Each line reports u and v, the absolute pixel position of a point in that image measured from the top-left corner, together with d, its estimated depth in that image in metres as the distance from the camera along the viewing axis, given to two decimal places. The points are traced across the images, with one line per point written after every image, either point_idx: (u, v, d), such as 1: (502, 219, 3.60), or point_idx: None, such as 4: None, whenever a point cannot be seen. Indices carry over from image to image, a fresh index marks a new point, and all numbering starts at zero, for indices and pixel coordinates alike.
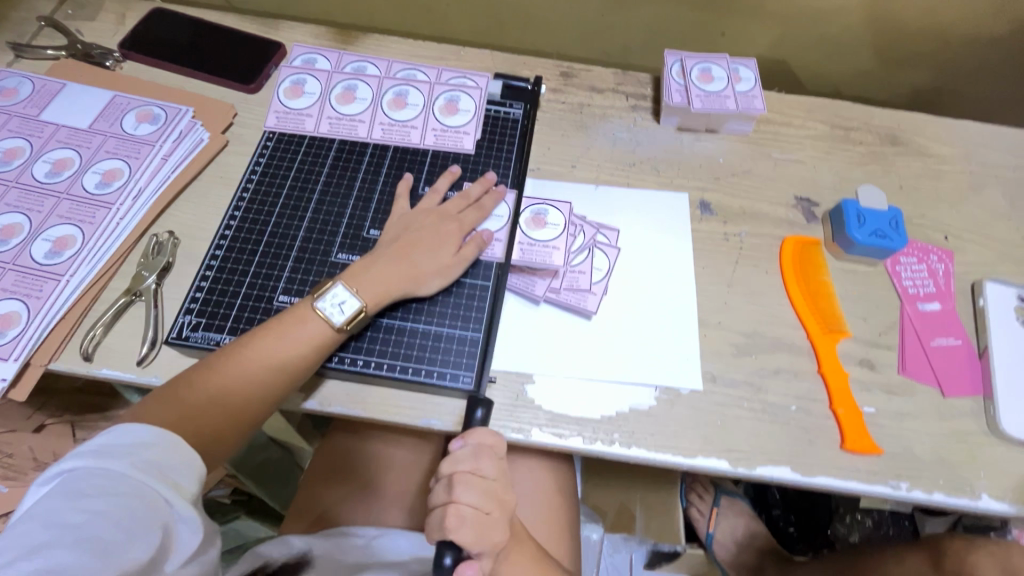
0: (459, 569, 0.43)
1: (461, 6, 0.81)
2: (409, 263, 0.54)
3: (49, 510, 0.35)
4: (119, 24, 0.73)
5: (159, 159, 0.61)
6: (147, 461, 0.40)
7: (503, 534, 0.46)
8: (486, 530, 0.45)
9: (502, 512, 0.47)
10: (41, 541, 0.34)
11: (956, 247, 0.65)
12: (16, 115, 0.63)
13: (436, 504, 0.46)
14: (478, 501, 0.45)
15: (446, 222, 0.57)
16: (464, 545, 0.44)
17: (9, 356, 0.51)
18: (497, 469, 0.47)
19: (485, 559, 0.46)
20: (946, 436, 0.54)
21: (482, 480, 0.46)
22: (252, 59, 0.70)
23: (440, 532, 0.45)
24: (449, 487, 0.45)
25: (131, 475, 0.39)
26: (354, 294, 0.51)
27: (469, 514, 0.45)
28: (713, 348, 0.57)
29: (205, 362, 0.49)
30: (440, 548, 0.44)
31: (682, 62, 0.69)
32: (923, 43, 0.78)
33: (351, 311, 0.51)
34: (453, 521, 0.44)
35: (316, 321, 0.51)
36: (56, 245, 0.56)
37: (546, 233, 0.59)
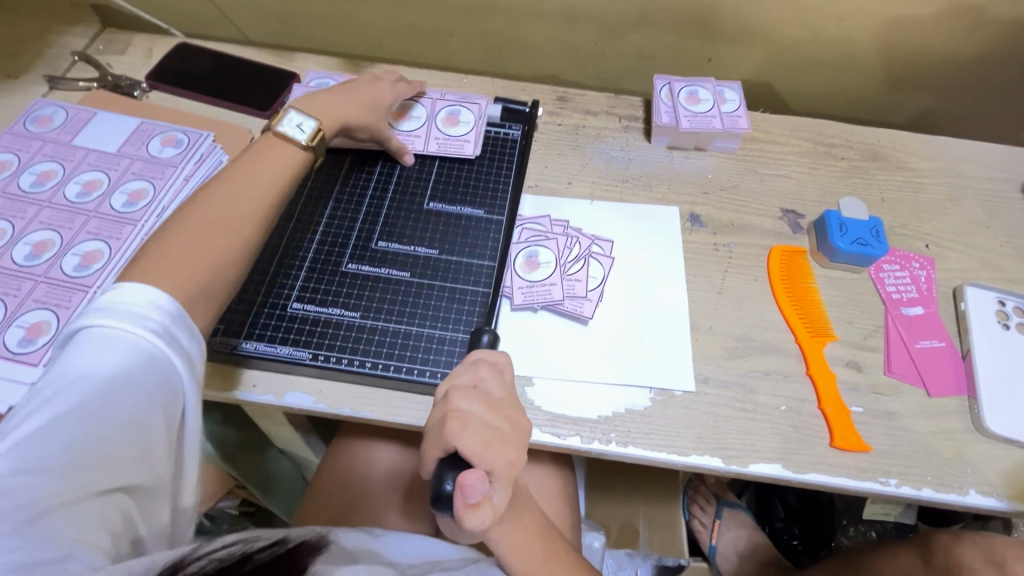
0: (461, 477, 0.38)
1: (463, 38, 0.86)
2: (349, 100, 0.63)
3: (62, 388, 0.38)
4: (147, 58, 0.78)
5: (181, 179, 0.66)
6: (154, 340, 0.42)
7: (514, 451, 0.43)
8: (494, 444, 0.41)
9: (509, 427, 0.43)
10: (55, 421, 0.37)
11: (937, 254, 0.67)
12: (50, 141, 0.67)
13: (434, 423, 0.43)
14: (481, 411, 0.42)
15: (374, 84, 0.67)
16: (468, 455, 0.40)
17: (39, 361, 0.54)
18: (504, 388, 0.46)
19: (499, 479, 0.41)
20: (933, 434, 0.56)
21: (482, 394, 0.44)
22: (268, 88, 0.75)
23: (440, 445, 0.41)
24: (446, 399, 0.43)
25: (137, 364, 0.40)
26: (309, 116, 0.57)
27: (472, 420, 0.42)
28: (705, 352, 0.60)
29: (161, 234, 0.47)
30: (441, 473, 0.40)
31: (671, 85, 0.74)
32: (899, 64, 0.82)
33: (311, 130, 0.57)
34: (455, 426, 0.41)
35: (282, 145, 0.56)
36: (85, 259, 0.60)
37: None
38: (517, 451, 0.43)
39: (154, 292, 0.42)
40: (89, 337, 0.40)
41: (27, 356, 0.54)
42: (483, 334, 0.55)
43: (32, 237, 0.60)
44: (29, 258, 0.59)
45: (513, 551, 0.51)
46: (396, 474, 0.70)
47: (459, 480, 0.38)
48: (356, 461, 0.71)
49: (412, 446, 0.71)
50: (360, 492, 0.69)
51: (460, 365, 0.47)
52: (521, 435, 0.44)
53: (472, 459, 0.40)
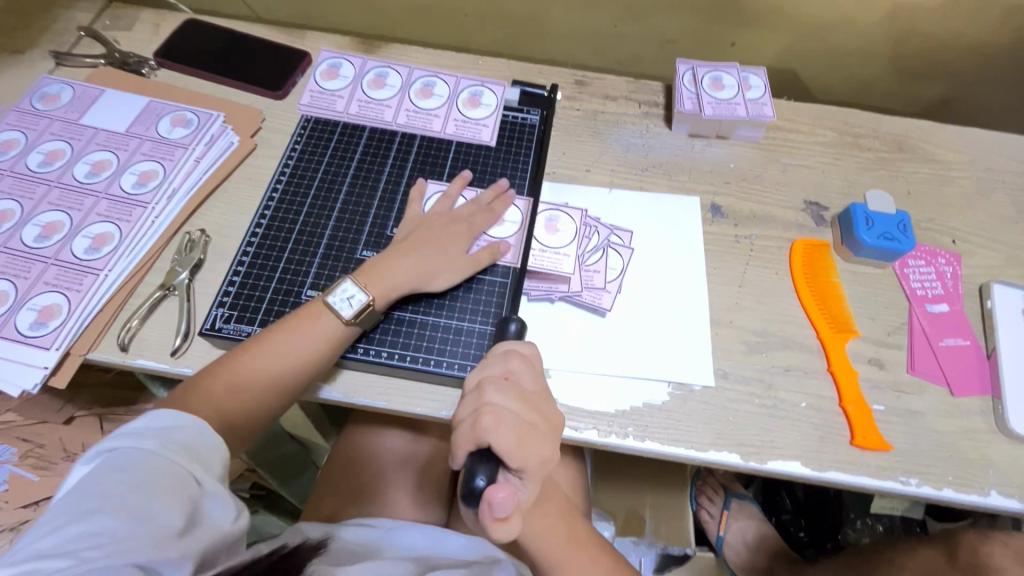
0: (489, 493, 0.37)
1: (479, 17, 0.84)
2: (418, 259, 0.56)
3: (88, 484, 0.37)
4: (154, 34, 0.76)
5: (192, 161, 0.64)
6: (172, 440, 0.42)
7: (549, 447, 0.42)
8: (528, 440, 0.40)
9: (544, 422, 0.42)
10: (81, 510, 0.35)
11: (964, 250, 0.66)
12: (58, 119, 0.66)
13: (464, 416, 0.41)
14: (515, 404, 0.41)
15: (454, 225, 0.59)
16: (502, 450, 0.39)
17: (51, 345, 0.53)
18: (536, 381, 0.45)
19: (530, 476, 0.40)
20: (955, 434, 0.55)
21: (516, 387, 0.43)
22: (279, 67, 0.73)
23: (472, 439, 0.40)
24: (479, 392, 0.41)
25: (162, 451, 0.41)
26: (364, 288, 0.53)
27: (506, 414, 0.40)
28: (725, 346, 0.58)
29: (227, 355, 0.51)
30: (473, 467, 0.39)
31: (693, 71, 0.71)
32: (931, 51, 0.79)
33: (359, 305, 0.53)
34: (489, 421, 0.40)
35: (328, 317, 0.53)
36: (95, 241, 0.58)
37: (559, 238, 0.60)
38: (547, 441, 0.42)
39: (151, 413, 0.44)
40: (111, 457, 0.40)
41: (38, 339, 0.53)
42: (511, 322, 0.53)
43: (41, 218, 0.59)
44: (39, 239, 0.58)
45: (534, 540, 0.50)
46: (409, 462, 0.70)
47: (486, 494, 0.37)
48: (367, 451, 0.71)
49: (424, 435, 0.71)
50: (372, 479, 0.69)
51: (489, 358, 0.45)
52: (555, 430, 0.43)
53: (506, 455, 0.39)
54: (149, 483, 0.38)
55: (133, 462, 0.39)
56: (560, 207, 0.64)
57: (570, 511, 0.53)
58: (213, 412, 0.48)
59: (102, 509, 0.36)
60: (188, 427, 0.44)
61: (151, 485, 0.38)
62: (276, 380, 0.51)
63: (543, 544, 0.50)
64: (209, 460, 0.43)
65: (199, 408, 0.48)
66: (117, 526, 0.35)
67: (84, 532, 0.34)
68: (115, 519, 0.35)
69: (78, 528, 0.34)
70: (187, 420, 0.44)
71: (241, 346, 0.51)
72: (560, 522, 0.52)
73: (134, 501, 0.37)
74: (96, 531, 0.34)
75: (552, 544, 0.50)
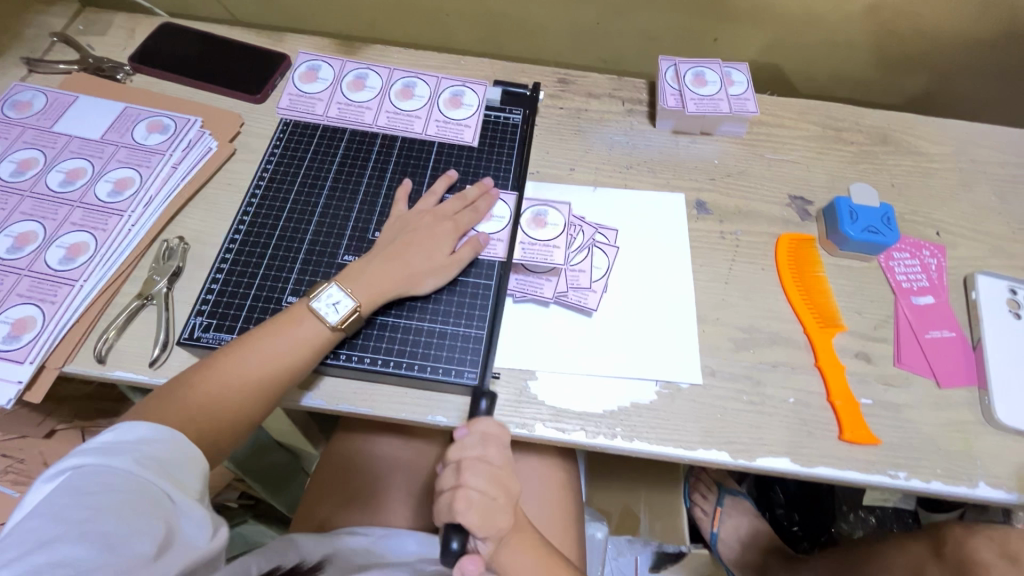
0: (462, 562, 0.45)
1: (460, 16, 0.83)
2: (402, 263, 0.55)
3: (53, 509, 0.35)
4: (129, 39, 0.75)
5: (169, 167, 0.63)
6: (145, 457, 0.41)
7: (509, 518, 0.47)
8: (493, 519, 0.46)
9: (507, 498, 0.48)
10: (45, 537, 0.34)
11: (948, 242, 0.66)
12: (30, 127, 0.65)
13: (443, 488, 0.47)
14: (485, 485, 0.46)
15: (441, 223, 0.59)
16: (469, 523, 0.45)
17: (25, 358, 0.52)
18: (507, 448, 0.50)
19: (492, 546, 0.47)
20: (943, 427, 0.55)
21: (487, 463, 0.47)
22: (257, 71, 0.72)
23: (447, 517, 0.46)
24: (451, 466, 0.48)
25: (134, 471, 0.39)
26: (349, 294, 0.53)
27: (476, 498, 0.46)
28: (712, 343, 0.58)
29: (206, 362, 0.50)
30: (448, 535, 0.46)
31: (676, 67, 0.71)
32: (911, 43, 0.79)
33: (345, 311, 0.52)
34: (461, 504, 0.45)
35: (311, 322, 0.52)
36: (69, 251, 0.57)
37: (545, 233, 0.60)
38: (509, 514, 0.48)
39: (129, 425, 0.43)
40: (75, 479, 0.38)
41: (12, 353, 0.52)
42: (483, 401, 0.51)
43: (13, 229, 0.58)
44: (12, 251, 0.57)
45: (510, 573, 0.50)
46: (396, 468, 0.69)
47: (459, 563, 0.45)
48: (356, 458, 0.70)
49: (412, 440, 0.71)
50: (361, 485, 0.68)
51: (467, 426, 0.49)
52: (517, 500, 0.49)
53: (472, 531, 0.46)
54: (125, 507, 0.37)
55: (105, 480, 0.38)
56: (548, 201, 0.62)
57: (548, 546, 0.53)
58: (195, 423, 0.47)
59: (73, 534, 0.34)
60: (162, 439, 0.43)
61: (122, 510, 0.37)
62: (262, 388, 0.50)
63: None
64: (184, 474, 0.43)
65: (180, 418, 0.47)
66: (89, 552, 0.33)
67: (51, 560, 0.32)
68: (85, 545, 0.34)
69: (43, 557, 0.32)
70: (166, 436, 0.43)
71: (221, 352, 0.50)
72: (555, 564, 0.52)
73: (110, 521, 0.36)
74: (62, 559, 0.33)
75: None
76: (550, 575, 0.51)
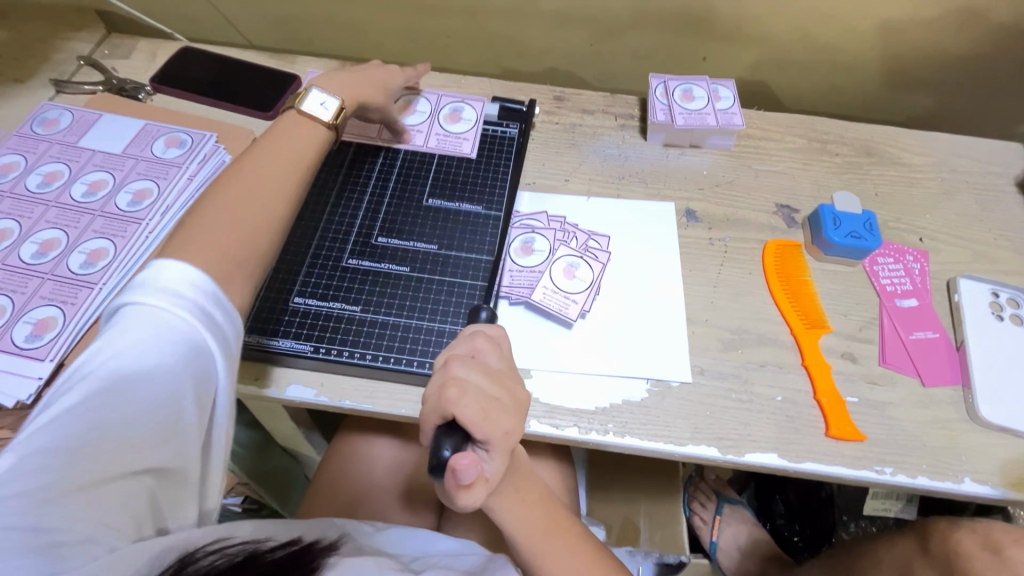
0: (454, 461, 0.38)
1: (462, 39, 0.88)
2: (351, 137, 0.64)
3: (113, 352, 0.40)
4: (150, 61, 0.80)
5: (185, 179, 0.67)
6: (198, 323, 0.43)
7: (513, 420, 0.42)
8: (493, 414, 0.41)
9: (509, 398, 0.43)
10: (103, 375, 0.39)
11: (931, 247, 0.68)
12: (57, 143, 0.69)
13: (432, 391, 0.42)
14: (481, 380, 0.42)
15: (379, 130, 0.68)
16: (466, 421, 0.40)
17: (46, 356, 0.55)
18: (504, 360, 0.46)
19: (495, 447, 0.41)
20: (929, 424, 0.57)
21: (482, 363, 0.44)
22: (269, 91, 0.77)
23: (439, 412, 0.40)
24: (445, 368, 0.43)
25: (188, 336, 0.42)
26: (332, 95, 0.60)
27: (472, 388, 0.41)
28: (702, 344, 0.60)
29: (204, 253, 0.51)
30: (439, 440, 0.40)
31: (666, 84, 0.75)
32: (894, 60, 0.83)
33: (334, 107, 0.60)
34: (454, 392, 0.41)
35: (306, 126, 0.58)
36: (90, 256, 0.61)
37: (532, 259, 0.63)
38: (514, 420, 0.43)
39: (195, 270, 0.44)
40: (133, 314, 0.42)
41: (34, 351, 0.55)
42: (482, 310, 0.56)
43: (38, 236, 0.62)
44: (36, 256, 0.60)
45: (513, 523, 0.51)
46: (397, 469, 0.71)
47: (451, 462, 0.38)
48: (359, 460, 0.72)
49: (414, 441, 0.72)
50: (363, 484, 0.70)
51: (460, 335, 0.47)
52: (521, 406, 0.44)
53: (470, 426, 0.40)
54: (167, 370, 0.41)
55: (165, 349, 0.41)
56: (534, 228, 0.66)
57: (550, 500, 0.53)
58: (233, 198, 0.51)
59: (120, 382, 0.39)
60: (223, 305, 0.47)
61: (161, 378, 0.40)
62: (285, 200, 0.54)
63: (516, 527, 0.51)
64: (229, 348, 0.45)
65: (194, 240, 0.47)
66: (132, 408, 0.39)
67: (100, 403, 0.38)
68: (131, 399, 0.39)
69: (95, 401, 0.38)
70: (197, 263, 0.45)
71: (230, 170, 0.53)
72: (540, 507, 0.52)
73: (142, 414, 0.39)
74: (108, 405, 0.38)
75: (528, 531, 0.51)
76: (549, 530, 0.52)
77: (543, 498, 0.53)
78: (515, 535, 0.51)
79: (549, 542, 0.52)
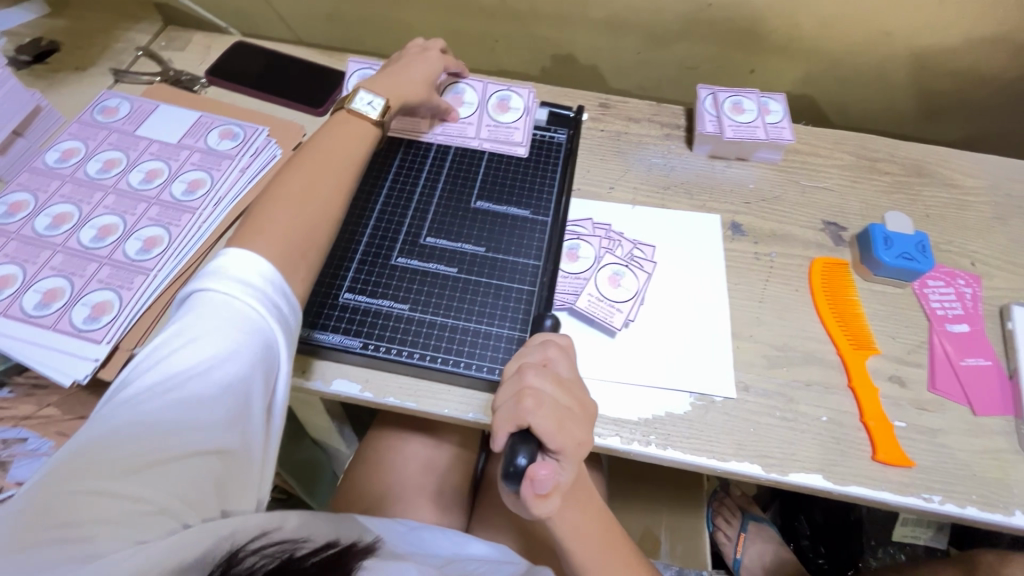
0: (533, 472, 0.39)
1: (509, 43, 0.88)
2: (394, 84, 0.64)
3: (189, 333, 0.43)
4: (205, 54, 0.82)
5: (238, 171, 0.68)
6: (265, 314, 0.46)
7: (585, 431, 0.43)
8: (566, 425, 0.42)
9: (579, 409, 0.43)
10: (181, 358, 0.42)
11: (983, 272, 0.67)
12: (115, 131, 0.71)
13: (506, 398, 0.43)
14: (555, 391, 0.42)
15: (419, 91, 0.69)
16: (541, 432, 0.41)
17: (102, 339, 0.56)
18: (573, 369, 0.46)
19: (567, 457, 0.42)
20: (979, 453, 0.55)
21: (554, 373, 0.44)
22: (320, 87, 0.78)
23: (514, 421, 0.41)
24: (520, 376, 0.43)
25: (251, 325, 0.45)
26: (377, 94, 0.62)
27: (546, 399, 0.42)
28: (746, 359, 0.60)
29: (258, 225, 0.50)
30: (515, 447, 0.41)
31: (715, 95, 0.74)
32: (949, 79, 0.81)
33: (380, 106, 0.61)
34: (529, 403, 0.41)
35: (358, 120, 0.60)
36: (146, 243, 0.62)
37: (578, 265, 0.64)
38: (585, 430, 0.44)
39: (260, 261, 0.47)
40: (204, 301, 0.45)
41: (90, 333, 0.56)
42: (547, 318, 0.55)
43: (97, 221, 0.63)
44: (95, 241, 0.62)
45: (570, 535, 0.51)
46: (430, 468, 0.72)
47: (529, 474, 0.39)
48: (391, 456, 0.72)
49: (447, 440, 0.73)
50: (396, 480, 0.71)
51: (531, 342, 0.47)
52: (591, 417, 0.45)
53: (544, 437, 0.41)
54: (235, 353, 0.43)
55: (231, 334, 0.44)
56: (579, 234, 0.66)
57: (605, 511, 0.53)
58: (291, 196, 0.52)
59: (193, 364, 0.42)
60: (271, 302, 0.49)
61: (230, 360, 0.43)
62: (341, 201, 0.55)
63: (574, 538, 0.51)
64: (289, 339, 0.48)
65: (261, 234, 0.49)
66: (204, 388, 0.42)
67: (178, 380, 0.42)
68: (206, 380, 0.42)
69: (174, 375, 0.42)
70: (261, 253, 0.48)
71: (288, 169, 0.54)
72: (594, 521, 0.52)
73: (210, 394, 0.42)
74: (186, 383, 0.42)
75: (585, 540, 0.51)
76: (602, 542, 0.52)
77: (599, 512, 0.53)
78: (572, 546, 0.51)
79: (603, 553, 0.52)
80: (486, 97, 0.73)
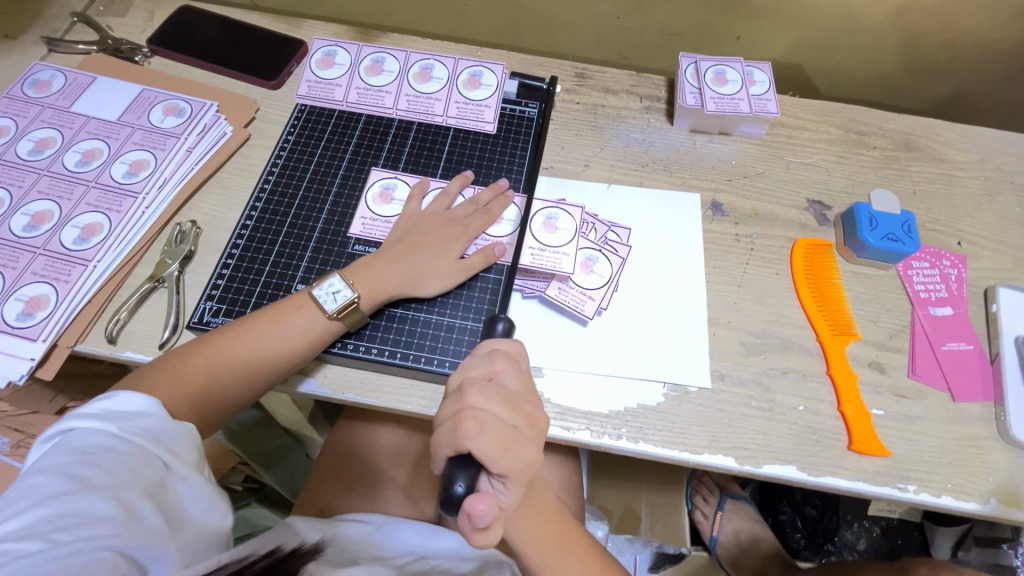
0: (469, 504, 0.37)
1: (480, 7, 0.82)
2: (410, 263, 0.55)
3: (56, 463, 0.39)
4: (148, 20, 0.75)
5: (183, 151, 0.63)
6: (143, 428, 0.43)
7: (531, 451, 0.41)
8: (510, 446, 0.40)
9: (526, 426, 0.41)
10: (53, 490, 0.37)
11: (970, 253, 0.64)
12: (49, 107, 0.65)
13: (446, 418, 0.40)
14: (500, 409, 0.40)
15: (451, 226, 0.58)
16: (482, 456, 0.38)
17: (38, 336, 0.53)
18: (522, 381, 0.44)
19: (512, 480, 0.40)
20: (956, 440, 0.54)
21: (500, 388, 0.41)
22: (274, 58, 0.72)
23: (453, 444, 0.39)
24: (462, 394, 0.40)
25: (127, 440, 0.42)
26: (349, 285, 0.53)
27: (489, 420, 0.39)
28: (723, 347, 0.57)
29: (181, 351, 0.50)
30: (452, 473, 0.39)
31: (697, 64, 0.69)
32: (944, 46, 0.77)
33: (344, 301, 0.52)
34: (469, 426, 0.39)
35: (310, 309, 0.52)
36: (84, 231, 0.58)
37: (556, 237, 0.59)
38: (533, 450, 0.42)
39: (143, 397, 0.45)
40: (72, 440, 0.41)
41: (26, 330, 0.53)
42: (499, 322, 0.50)
43: (30, 207, 0.59)
44: (28, 229, 0.57)
45: (527, 545, 0.50)
46: (400, 458, 0.70)
47: (466, 505, 0.37)
48: (360, 447, 0.70)
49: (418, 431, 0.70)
50: (366, 473, 0.69)
51: (475, 354, 0.44)
52: (538, 432, 0.42)
53: (486, 462, 0.39)
54: (114, 465, 0.40)
55: (103, 453, 0.40)
56: (559, 204, 0.61)
57: (561, 512, 0.53)
58: (182, 392, 0.48)
59: (77, 489, 0.38)
60: (153, 414, 0.44)
61: (121, 471, 0.40)
62: (246, 370, 0.50)
63: (529, 548, 0.50)
64: (180, 445, 0.45)
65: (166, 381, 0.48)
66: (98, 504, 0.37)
67: (59, 510, 0.36)
68: (95, 498, 0.37)
69: (51, 507, 0.36)
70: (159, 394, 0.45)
71: (229, 333, 0.51)
72: (549, 524, 0.51)
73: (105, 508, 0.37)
74: (74, 508, 0.37)
75: (541, 549, 0.51)
76: (561, 546, 0.51)
77: (555, 514, 0.53)
78: (528, 557, 0.51)
79: (562, 559, 0.51)
80: (530, 213, 0.60)
